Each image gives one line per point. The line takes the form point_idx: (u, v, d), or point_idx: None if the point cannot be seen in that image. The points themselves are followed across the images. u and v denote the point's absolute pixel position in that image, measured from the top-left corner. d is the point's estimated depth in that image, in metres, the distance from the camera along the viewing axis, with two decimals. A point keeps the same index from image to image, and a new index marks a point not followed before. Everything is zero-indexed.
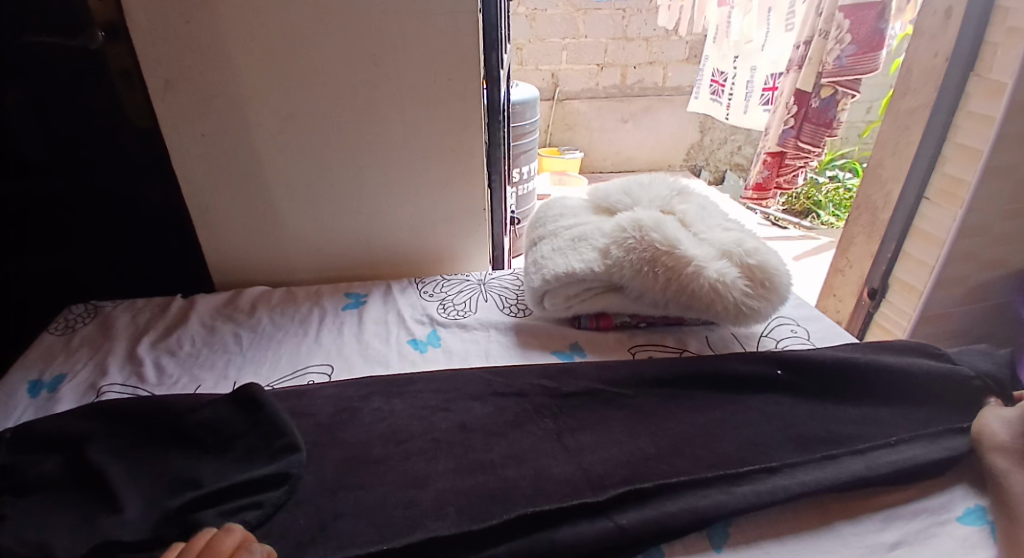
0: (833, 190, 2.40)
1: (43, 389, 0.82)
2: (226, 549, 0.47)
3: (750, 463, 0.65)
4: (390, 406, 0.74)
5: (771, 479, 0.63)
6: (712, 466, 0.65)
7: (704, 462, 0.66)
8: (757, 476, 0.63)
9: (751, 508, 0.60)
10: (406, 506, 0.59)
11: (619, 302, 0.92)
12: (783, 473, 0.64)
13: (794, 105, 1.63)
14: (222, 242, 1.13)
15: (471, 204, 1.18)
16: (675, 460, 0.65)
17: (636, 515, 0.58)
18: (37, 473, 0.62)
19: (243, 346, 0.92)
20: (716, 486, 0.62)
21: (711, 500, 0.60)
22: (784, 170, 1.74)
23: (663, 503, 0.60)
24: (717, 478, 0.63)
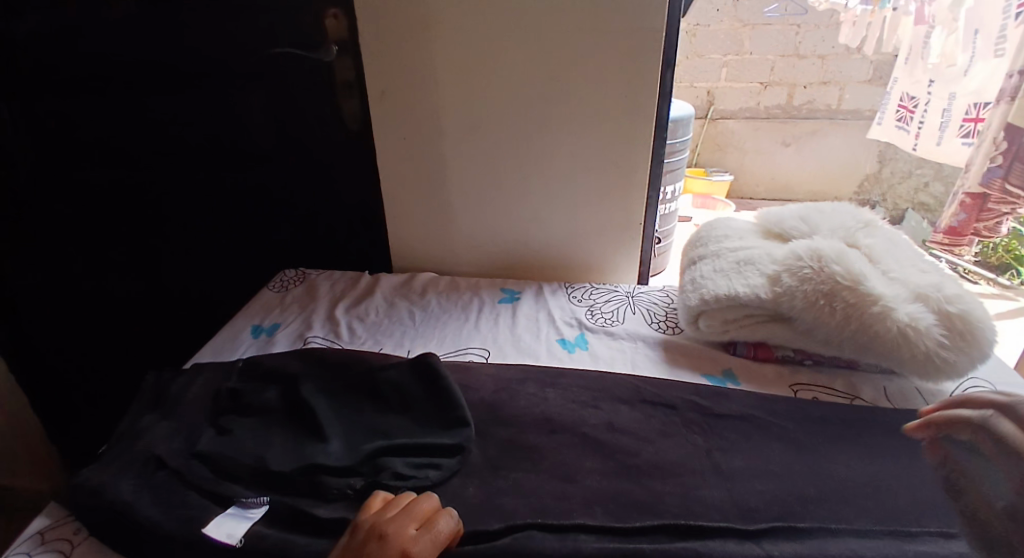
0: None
1: (263, 332, 1.01)
2: (428, 507, 0.58)
3: (931, 526, 0.59)
4: (544, 393, 0.79)
5: (952, 547, 0.56)
6: (884, 521, 0.59)
7: (874, 513, 0.60)
8: (938, 541, 0.57)
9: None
10: (558, 496, 0.63)
11: (785, 333, 0.87)
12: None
13: (1004, 141, 1.39)
14: (403, 230, 1.29)
15: (629, 218, 1.20)
16: (838, 506, 0.61)
17: (792, 549, 0.55)
18: (264, 398, 0.76)
19: (416, 321, 1.04)
20: (887, 541, 0.57)
21: (881, 554, 0.55)
22: (986, 215, 1.48)
23: (822, 544, 0.56)
24: (888, 534, 0.58)
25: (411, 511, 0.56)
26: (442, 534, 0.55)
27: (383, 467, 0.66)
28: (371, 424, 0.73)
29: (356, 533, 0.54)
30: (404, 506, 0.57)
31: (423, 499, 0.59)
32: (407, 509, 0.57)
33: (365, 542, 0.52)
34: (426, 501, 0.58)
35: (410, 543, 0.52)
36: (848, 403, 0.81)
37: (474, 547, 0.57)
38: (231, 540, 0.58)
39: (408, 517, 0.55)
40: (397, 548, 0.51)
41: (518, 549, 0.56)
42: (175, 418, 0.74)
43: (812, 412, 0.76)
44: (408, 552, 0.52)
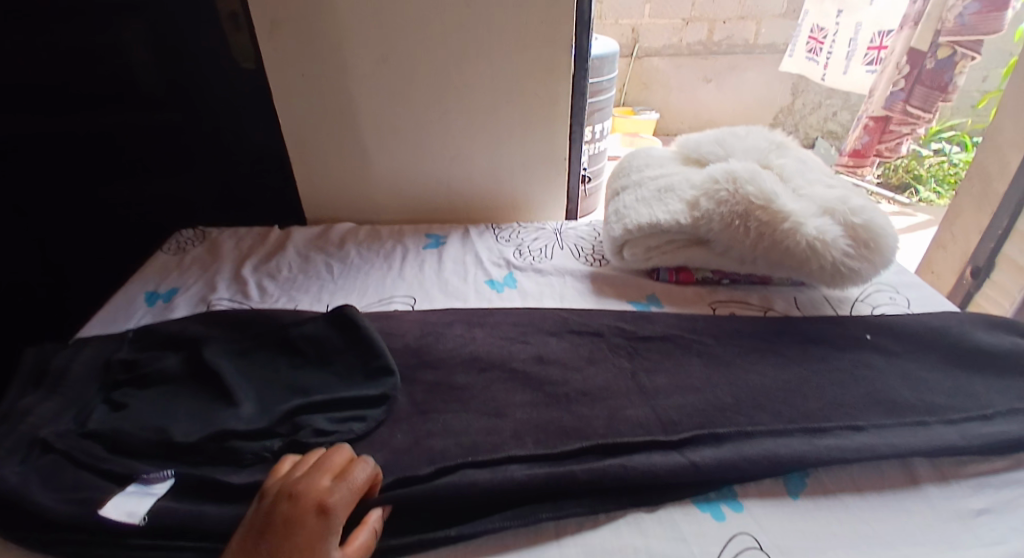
0: (938, 163, 1.92)
1: (160, 299, 0.91)
2: (342, 457, 0.55)
3: (832, 418, 0.63)
4: (472, 334, 0.77)
5: (855, 436, 0.61)
6: (793, 419, 0.63)
7: (785, 411, 0.64)
8: (843, 432, 0.62)
9: (835, 460, 0.58)
10: (488, 431, 0.62)
11: (704, 256, 0.89)
12: (868, 432, 0.62)
13: (906, 65, 1.47)
14: (313, 181, 1.18)
15: (551, 152, 1.17)
16: (753, 411, 0.64)
17: (711, 455, 0.58)
18: (162, 367, 0.70)
19: (334, 274, 0.98)
20: (796, 437, 0.61)
21: (790, 449, 0.59)
22: (887, 136, 1.58)
23: (740, 445, 0.59)
24: (797, 430, 0.61)
25: (325, 462, 0.54)
26: (362, 480, 0.53)
27: (302, 426, 0.62)
28: (286, 384, 0.68)
29: (265, 499, 0.51)
30: (316, 461, 0.55)
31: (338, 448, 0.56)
32: (319, 463, 0.54)
33: (275, 505, 0.50)
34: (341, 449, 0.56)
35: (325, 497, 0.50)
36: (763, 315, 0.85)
37: (403, 489, 0.55)
38: (132, 521, 0.53)
39: (319, 472, 0.52)
40: (310, 504, 0.49)
41: (448, 486, 0.55)
42: (60, 396, 0.66)
43: (730, 327, 0.79)
44: (323, 507, 0.49)
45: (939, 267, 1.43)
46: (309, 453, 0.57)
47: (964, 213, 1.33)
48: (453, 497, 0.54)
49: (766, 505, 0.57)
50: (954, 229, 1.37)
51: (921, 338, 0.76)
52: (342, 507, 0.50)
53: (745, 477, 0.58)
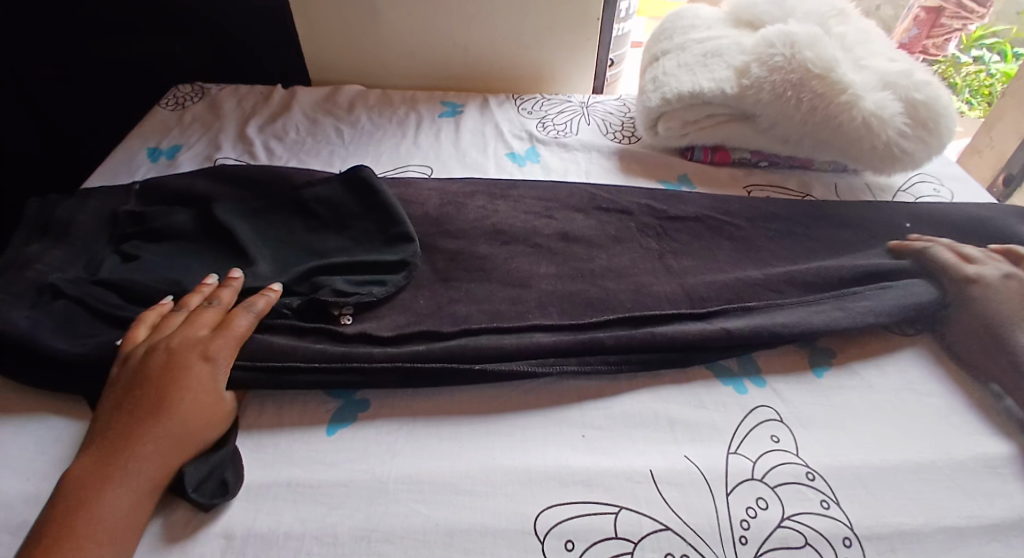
0: (975, 72, 1.27)
1: (163, 155, 0.87)
2: (210, 315, 0.54)
3: (861, 280, 0.63)
4: (494, 207, 0.73)
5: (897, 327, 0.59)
6: (820, 287, 0.62)
7: (820, 283, 0.63)
8: (872, 293, 0.61)
9: (864, 326, 0.58)
10: (512, 302, 0.60)
11: (747, 133, 0.82)
12: (901, 291, 0.61)
13: None
14: (319, 35, 1.07)
15: (582, 11, 1.04)
16: (782, 284, 0.62)
17: (742, 323, 0.57)
18: (172, 222, 0.67)
19: (345, 139, 0.92)
20: (829, 302, 0.60)
21: (825, 316, 0.58)
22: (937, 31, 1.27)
23: (773, 313, 0.59)
24: (831, 299, 0.61)
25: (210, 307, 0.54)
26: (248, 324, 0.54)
27: (322, 285, 0.60)
28: (302, 245, 0.66)
29: (133, 355, 0.50)
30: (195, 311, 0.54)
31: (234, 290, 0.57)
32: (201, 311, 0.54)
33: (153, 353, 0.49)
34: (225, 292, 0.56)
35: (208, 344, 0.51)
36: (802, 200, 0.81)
37: (427, 346, 0.54)
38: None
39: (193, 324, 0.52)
40: (190, 355, 0.50)
41: (473, 346, 0.54)
42: (65, 246, 0.64)
43: (765, 209, 0.75)
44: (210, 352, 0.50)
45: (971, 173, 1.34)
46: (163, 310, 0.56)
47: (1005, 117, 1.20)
48: (478, 356, 0.53)
49: (789, 381, 0.57)
50: (993, 134, 1.24)
51: (965, 230, 0.72)
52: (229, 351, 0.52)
53: (774, 345, 0.57)
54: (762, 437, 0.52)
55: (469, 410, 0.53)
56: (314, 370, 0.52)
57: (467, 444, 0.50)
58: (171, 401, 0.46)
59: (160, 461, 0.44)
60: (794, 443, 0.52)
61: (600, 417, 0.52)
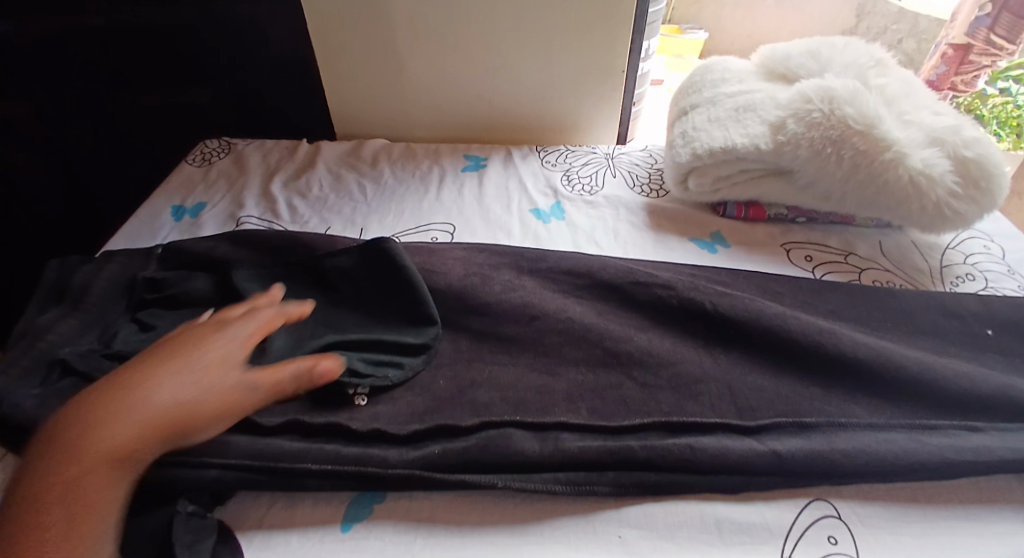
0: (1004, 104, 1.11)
1: (187, 213, 0.87)
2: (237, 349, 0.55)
3: (941, 413, 0.54)
4: (521, 280, 0.69)
5: (972, 437, 0.52)
6: (892, 411, 0.54)
7: (891, 404, 0.55)
8: (956, 433, 0.52)
9: (949, 466, 0.49)
10: (538, 391, 0.56)
11: (783, 189, 0.79)
12: (987, 435, 0.52)
13: None
14: (344, 88, 1.09)
15: (608, 65, 1.03)
16: (844, 401, 0.55)
17: (798, 447, 0.50)
18: (194, 289, 0.66)
19: (367, 196, 0.91)
20: (902, 432, 0.52)
21: (894, 447, 0.50)
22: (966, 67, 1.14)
23: (833, 439, 0.51)
24: (903, 427, 0.52)
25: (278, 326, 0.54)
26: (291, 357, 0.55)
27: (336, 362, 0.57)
28: (321, 317, 0.64)
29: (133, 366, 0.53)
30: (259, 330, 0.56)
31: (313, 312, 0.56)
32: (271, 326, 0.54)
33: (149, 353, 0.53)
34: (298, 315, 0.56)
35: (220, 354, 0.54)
36: (845, 261, 0.76)
37: (440, 448, 0.50)
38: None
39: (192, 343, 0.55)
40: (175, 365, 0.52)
41: (490, 448, 0.50)
42: (82, 312, 0.64)
43: (813, 288, 0.70)
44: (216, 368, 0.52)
45: None
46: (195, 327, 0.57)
47: None
48: (498, 465, 0.50)
49: (864, 510, 0.49)
50: None
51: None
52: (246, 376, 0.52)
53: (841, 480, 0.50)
54: (819, 539, 0.47)
55: (492, 508, 0.49)
56: (326, 475, 0.49)
57: (494, 547, 0.47)
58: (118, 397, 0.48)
59: (87, 453, 0.44)
60: (854, 546, 0.47)
61: (637, 514, 0.48)
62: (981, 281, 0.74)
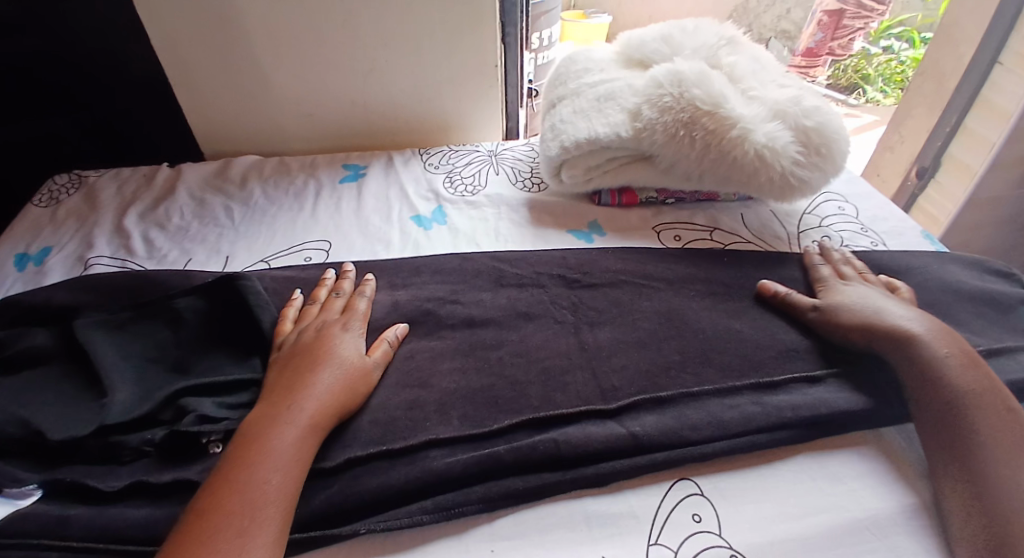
0: (886, 61, 1.50)
1: (30, 261, 0.78)
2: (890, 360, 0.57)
3: (785, 369, 0.59)
4: (394, 297, 0.68)
5: (813, 391, 0.57)
6: (743, 373, 0.59)
7: (739, 365, 0.60)
8: (797, 388, 0.57)
9: (786, 422, 0.54)
10: (409, 406, 0.56)
11: (648, 174, 0.81)
12: (828, 388, 0.57)
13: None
14: (205, 106, 1.01)
15: (480, 62, 1.02)
16: (702, 367, 0.59)
17: (651, 423, 0.53)
18: (25, 347, 0.59)
19: (235, 220, 0.85)
20: (746, 396, 0.57)
21: (738, 412, 0.55)
22: (841, 31, 1.36)
23: (686, 411, 0.55)
24: (748, 386, 0.57)
25: (277, 369, 0.55)
26: (325, 388, 0.52)
27: (187, 411, 0.53)
28: (173, 362, 0.59)
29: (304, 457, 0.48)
30: (288, 363, 0.55)
31: (291, 347, 0.57)
32: (286, 363, 0.55)
33: (306, 441, 0.49)
34: (294, 348, 0.57)
35: (328, 407, 0.51)
36: (711, 236, 0.79)
37: (304, 494, 0.49)
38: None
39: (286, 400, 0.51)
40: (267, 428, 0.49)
41: (354, 490, 0.48)
42: None
43: (684, 272, 0.71)
44: (318, 423, 0.50)
45: (885, 170, 1.31)
46: (325, 397, 0.52)
47: (912, 112, 1.21)
48: (366, 499, 0.48)
49: (727, 480, 0.51)
50: (901, 130, 1.24)
51: (884, 274, 0.71)
52: (314, 433, 0.50)
53: (699, 455, 0.52)
54: (683, 521, 0.48)
55: (360, 545, 0.47)
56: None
57: None
58: (231, 491, 0.43)
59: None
60: (717, 521, 0.49)
61: (509, 524, 0.48)
62: (836, 241, 0.79)
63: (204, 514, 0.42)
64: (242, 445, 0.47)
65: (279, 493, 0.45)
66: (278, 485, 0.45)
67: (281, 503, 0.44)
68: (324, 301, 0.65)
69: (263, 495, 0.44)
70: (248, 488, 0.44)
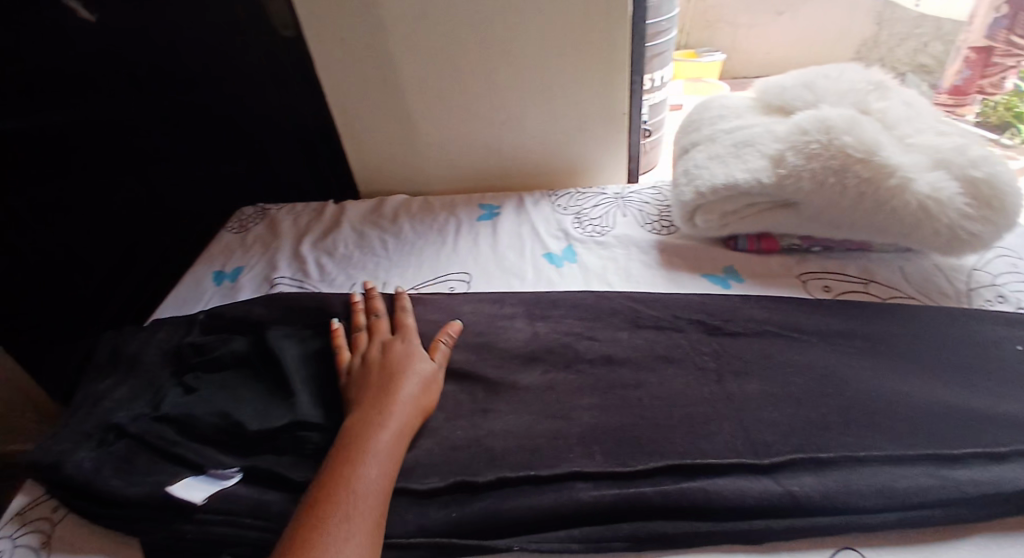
0: None
1: (226, 278, 0.93)
2: None
3: (966, 442, 0.54)
4: (533, 328, 0.72)
5: (1001, 469, 0.51)
6: (913, 441, 0.54)
7: (907, 431, 0.55)
8: (979, 463, 0.52)
9: (966, 499, 0.49)
10: (553, 437, 0.58)
11: (790, 220, 0.79)
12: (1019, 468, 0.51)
13: None
14: (364, 151, 1.14)
15: (609, 109, 1.06)
16: (862, 429, 0.56)
17: (809, 484, 0.51)
18: (230, 351, 0.70)
19: (389, 251, 0.95)
20: (918, 467, 0.52)
21: (910, 483, 0.50)
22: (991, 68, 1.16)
23: (848, 475, 0.52)
24: (919, 455, 0.53)
25: (357, 387, 0.61)
26: (403, 407, 0.58)
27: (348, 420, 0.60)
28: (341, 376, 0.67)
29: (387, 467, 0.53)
30: (368, 383, 0.61)
31: (370, 368, 0.63)
32: (366, 383, 0.61)
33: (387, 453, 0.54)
34: (372, 368, 0.63)
35: (404, 425, 0.57)
36: (866, 290, 0.75)
37: (460, 511, 0.53)
38: (195, 500, 0.55)
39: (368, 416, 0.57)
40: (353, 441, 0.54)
41: (507, 513, 0.51)
42: (132, 381, 0.69)
43: (836, 326, 0.68)
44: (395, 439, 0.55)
45: None
46: (399, 413, 0.57)
47: None
48: (515, 522, 0.51)
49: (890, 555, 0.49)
50: None
51: None
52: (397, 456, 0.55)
53: (863, 524, 0.49)
54: None
55: None
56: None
57: None
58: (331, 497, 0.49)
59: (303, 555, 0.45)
60: None
61: None
62: (1014, 302, 0.71)
63: (319, 516, 0.48)
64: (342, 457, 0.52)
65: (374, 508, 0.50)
66: (374, 500, 0.50)
67: (377, 518, 0.49)
68: (368, 324, 0.70)
69: (357, 502, 0.49)
70: (345, 494, 0.49)
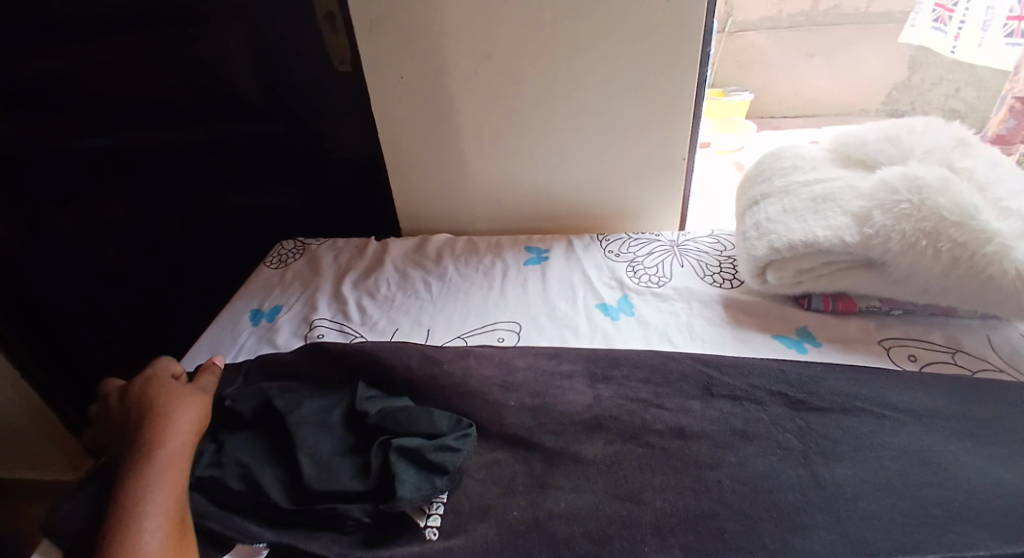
0: None
1: (264, 317, 0.90)
2: None
3: None
4: (595, 392, 0.66)
5: None
6: None
7: None
8: None
9: None
10: (623, 523, 0.52)
11: (871, 282, 0.73)
12: None
13: None
14: (410, 188, 1.12)
15: (669, 155, 1.03)
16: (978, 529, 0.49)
17: None
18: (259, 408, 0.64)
19: (433, 294, 0.92)
20: None
21: None
22: None
23: None
24: None
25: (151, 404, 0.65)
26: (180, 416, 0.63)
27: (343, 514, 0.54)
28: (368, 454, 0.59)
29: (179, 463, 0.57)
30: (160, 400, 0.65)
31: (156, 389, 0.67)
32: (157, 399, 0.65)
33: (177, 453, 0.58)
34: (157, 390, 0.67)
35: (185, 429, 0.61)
36: (954, 360, 0.69)
37: None
38: None
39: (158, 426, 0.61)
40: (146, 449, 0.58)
41: None
42: None
43: (935, 405, 0.61)
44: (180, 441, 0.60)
45: None
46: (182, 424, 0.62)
47: None
48: None
49: None
50: None
51: None
52: (180, 489, 0.54)
53: None
54: None
55: None
56: None
57: None
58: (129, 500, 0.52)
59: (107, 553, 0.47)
60: None
61: None
62: None
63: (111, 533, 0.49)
64: (124, 491, 0.53)
65: (157, 552, 0.48)
66: (159, 500, 0.52)
67: (170, 514, 0.51)
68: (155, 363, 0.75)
69: (152, 495, 0.52)
70: (140, 493, 0.52)
